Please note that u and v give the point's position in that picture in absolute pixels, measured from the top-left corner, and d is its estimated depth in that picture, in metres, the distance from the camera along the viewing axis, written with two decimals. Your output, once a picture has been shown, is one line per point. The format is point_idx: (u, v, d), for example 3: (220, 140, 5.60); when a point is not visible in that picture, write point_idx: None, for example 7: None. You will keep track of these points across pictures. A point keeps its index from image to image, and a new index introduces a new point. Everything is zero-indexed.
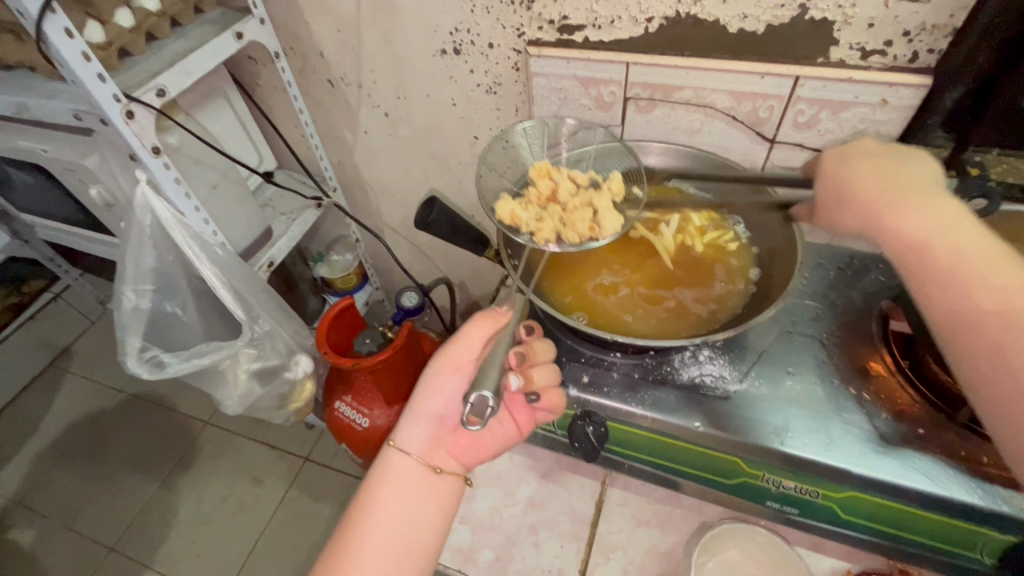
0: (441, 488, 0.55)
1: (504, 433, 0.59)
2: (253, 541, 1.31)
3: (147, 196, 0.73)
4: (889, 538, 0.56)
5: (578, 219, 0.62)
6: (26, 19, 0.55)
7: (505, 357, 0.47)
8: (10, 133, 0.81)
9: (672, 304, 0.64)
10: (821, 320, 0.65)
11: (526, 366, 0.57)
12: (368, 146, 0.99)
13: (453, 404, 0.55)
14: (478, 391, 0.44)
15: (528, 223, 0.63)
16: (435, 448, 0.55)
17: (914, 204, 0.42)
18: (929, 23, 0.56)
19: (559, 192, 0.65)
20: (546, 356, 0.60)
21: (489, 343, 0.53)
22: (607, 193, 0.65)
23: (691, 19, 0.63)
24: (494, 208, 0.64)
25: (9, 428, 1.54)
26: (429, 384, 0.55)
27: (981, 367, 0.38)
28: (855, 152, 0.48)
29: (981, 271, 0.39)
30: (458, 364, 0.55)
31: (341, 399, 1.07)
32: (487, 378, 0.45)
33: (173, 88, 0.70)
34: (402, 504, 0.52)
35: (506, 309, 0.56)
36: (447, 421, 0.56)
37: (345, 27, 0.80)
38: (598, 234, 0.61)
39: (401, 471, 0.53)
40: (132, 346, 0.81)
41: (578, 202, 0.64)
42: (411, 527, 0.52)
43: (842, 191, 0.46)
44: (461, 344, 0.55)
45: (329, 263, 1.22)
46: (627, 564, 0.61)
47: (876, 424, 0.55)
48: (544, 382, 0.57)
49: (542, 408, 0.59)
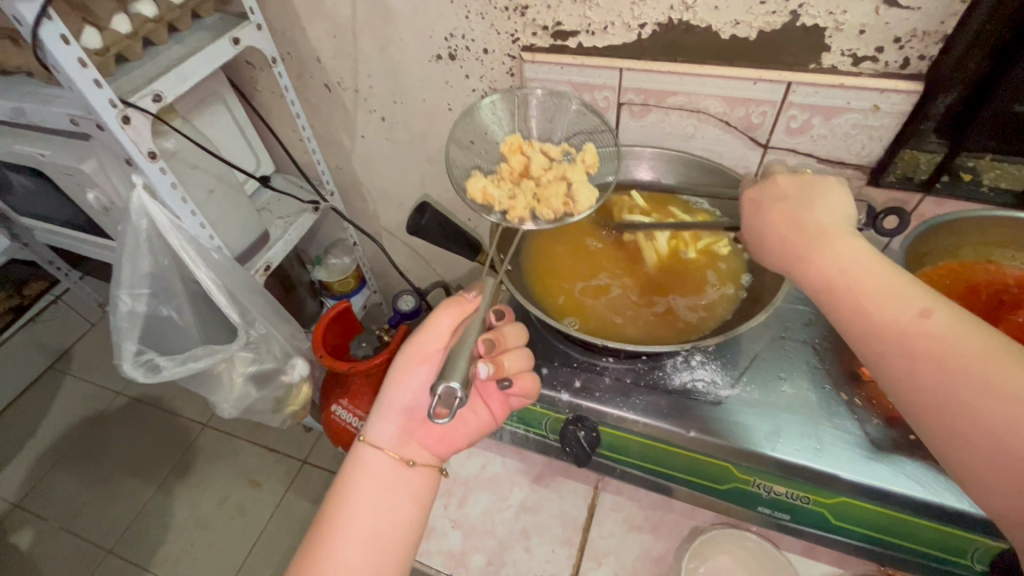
0: (415, 480, 0.55)
1: (478, 420, 0.59)
2: (249, 544, 1.31)
3: (144, 201, 0.73)
4: (880, 544, 0.56)
5: (551, 193, 0.63)
6: (23, 25, 0.55)
7: (472, 348, 0.47)
8: (9, 138, 0.81)
9: (663, 308, 0.65)
10: (814, 325, 0.65)
11: (495, 352, 0.56)
12: (364, 151, 0.99)
13: (422, 395, 0.56)
14: (446, 383, 0.44)
15: (500, 201, 0.64)
16: (407, 442, 0.56)
17: (815, 246, 0.45)
18: (920, 30, 0.56)
19: (532, 166, 0.67)
20: (518, 340, 0.59)
21: (457, 332, 0.53)
22: (580, 166, 0.66)
23: (683, 25, 0.63)
24: (465, 187, 0.65)
25: (8, 430, 1.55)
26: (396, 377, 0.56)
27: (903, 397, 0.39)
28: (769, 194, 0.50)
29: (879, 307, 0.40)
30: (426, 353, 0.55)
31: (337, 402, 1.07)
32: (455, 368, 0.45)
33: (169, 94, 0.70)
34: (375, 499, 0.53)
35: (474, 293, 0.55)
36: (417, 413, 0.56)
37: (341, 33, 0.80)
38: (572, 209, 0.62)
39: (373, 465, 0.54)
40: (127, 349, 0.82)
41: (552, 176, 0.66)
42: (385, 521, 0.52)
43: (762, 238, 0.49)
44: (431, 335, 0.55)
45: (327, 266, 1.23)
46: (619, 568, 0.61)
47: (866, 430, 0.55)
48: (516, 368, 0.56)
49: (516, 394, 0.59)
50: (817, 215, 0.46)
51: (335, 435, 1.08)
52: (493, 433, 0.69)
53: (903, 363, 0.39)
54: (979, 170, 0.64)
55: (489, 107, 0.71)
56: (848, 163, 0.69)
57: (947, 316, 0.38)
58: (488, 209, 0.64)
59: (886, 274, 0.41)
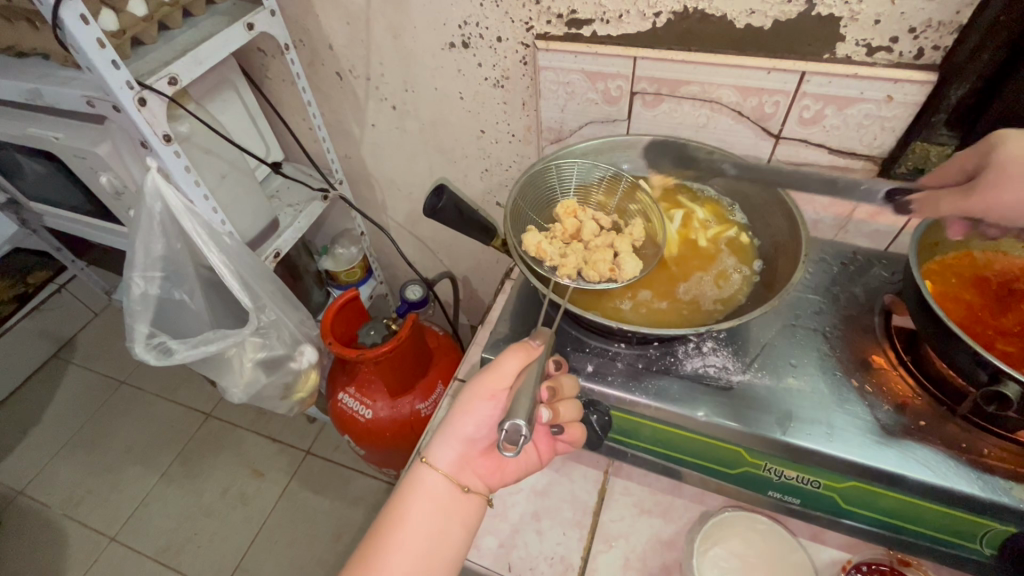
0: (466, 507, 0.56)
1: (527, 461, 0.59)
2: (253, 533, 1.32)
3: (158, 184, 0.74)
4: (890, 529, 0.56)
5: (599, 258, 0.64)
6: (44, 6, 0.56)
7: (535, 390, 0.49)
8: (22, 120, 0.82)
9: (691, 297, 0.64)
10: (824, 313, 0.65)
11: (555, 399, 0.57)
12: (375, 139, 0.99)
13: (485, 428, 0.55)
14: (513, 420, 0.46)
15: (552, 256, 0.65)
16: (463, 468, 0.56)
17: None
18: (935, 20, 0.56)
19: (584, 230, 0.67)
20: (572, 390, 0.59)
21: (524, 374, 0.52)
22: (628, 237, 0.68)
23: (698, 14, 0.64)
24: (520, 238, 0.66)
25: (12, 418, 1.55)
26: (462, 407, 0.55)
27: None
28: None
29: None
30: (493, 391, 0.54)
31: (345, 390, 1.08)
32: (519, 406, 0.47)
33: (185, 77, 0.70)
34: (428, 521, 0.54)
35: (539, 341, 0.54)
36: (477, 443, 0.56)
37: (354, 20, 0.81)
38: (617, 276, 0.64)
39: (430, 487, 0.55)
40: (140, 333, 0.83)
41: (600, 243, 0.67)
42: (437, 540, 0.53)
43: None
44: (497, 375, 0.53)
45: (333, 256, 1.24)
46: (629, 551, 0.61)
47: (877, 415, 0.56)
48: (569, 417, 0.57)
49: (564, 440, 0.61)
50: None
51: (343, 423, 1.09)
52: None
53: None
54: None
55: (557, 167, 0.71)
56: (859, 154, 0.69)
57: None
58: (538, 262, 0.66)
59: None
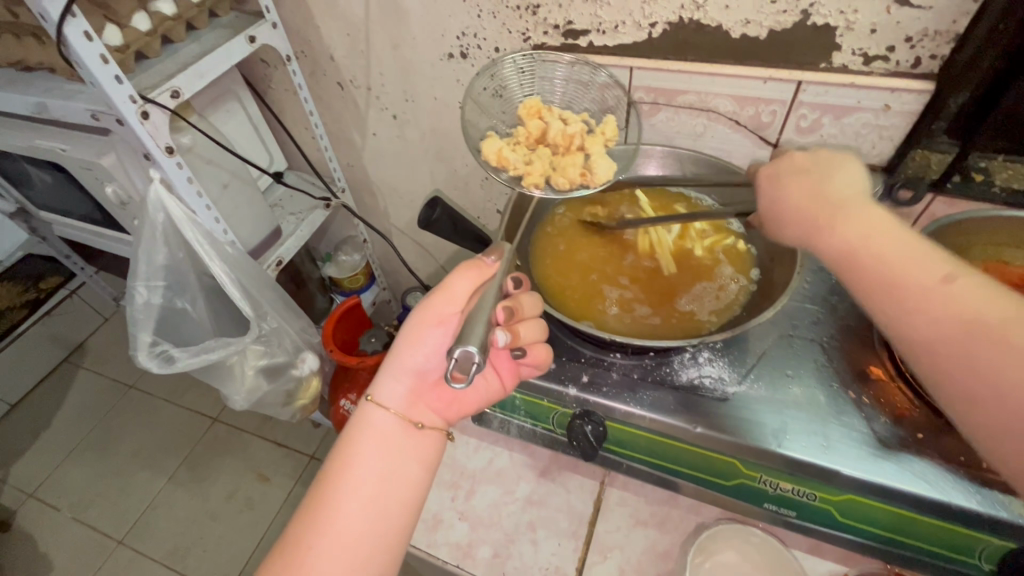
0: (422, 443, 0.52)
1: (487, 390, 0.57)
2: (258, 537, 1.33)
3: (160, 194, 0.75)
4: (888, 543, 0.56)
5: (568, 163, 0.61)
6: (47, 22, 0.57)
7: (489, 315, 0.45)
8: (31, 132, 0.83)
9: (686, 311, 0.64)
10: (822, 323, 0.65)
11: (513, 321, 0.55)
12: (376, 148, 1.00)
13: (435, 358, 0.52)
14: (464, 346, 0.42)
15: (515, 164, 0.62)
16: (415, 404, 0.52)
17: (838, 216, 0.46)
18: (931, 29, 0.56)
19: (550, 132, 0.63)
20: (533, 310, 0.57)
21: (476, 295, 0.50)
22: (600, 137, 0.64)
23: (693, 24, 0.64)
24: (480, 148, 0.63)
25: (23, 422, 1.58)
26: (409, 337, 0.52)
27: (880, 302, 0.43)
28: (784, 169, 0.52)
29: (835, 230, 0.45)
30: (441, 316, 0.52)
31: (347, 397, 1.08)
32: (471, 333, 0.43)
33: (187, 90, 0.72)
34: (381, 461, 0.49)
35: (493, 257, 0.53)
36: (428, 375, 0.53)
37: (355, 31, 0.82)
38: (590, 181, 0.60)
39: (380, 427, 0.50)
40: (143, 341, 0.84)
41: (570, 144, 0.63)
42: (393, 480, 0.49)
43: (781, 213, 0.50)
44: (446, 299, 0.51)
45: (337, 263, 1.25)
46: (624, 562, 0.61)
47: (874, 427, 0.55)
48: (530, 337, 0.56)
49: (528, 363, 0.58)
50: (792, 189, 0.50)
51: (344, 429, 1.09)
52: (500, 426, 0.70)
53: (921, 334, 0.40)
54: (991, 170, 0.62)
55: (514, 64, 0.69)
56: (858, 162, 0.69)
57: (867, 224, 0.44)
58: (500, 171, 0.62)
59: (845, 201, 0.46)
